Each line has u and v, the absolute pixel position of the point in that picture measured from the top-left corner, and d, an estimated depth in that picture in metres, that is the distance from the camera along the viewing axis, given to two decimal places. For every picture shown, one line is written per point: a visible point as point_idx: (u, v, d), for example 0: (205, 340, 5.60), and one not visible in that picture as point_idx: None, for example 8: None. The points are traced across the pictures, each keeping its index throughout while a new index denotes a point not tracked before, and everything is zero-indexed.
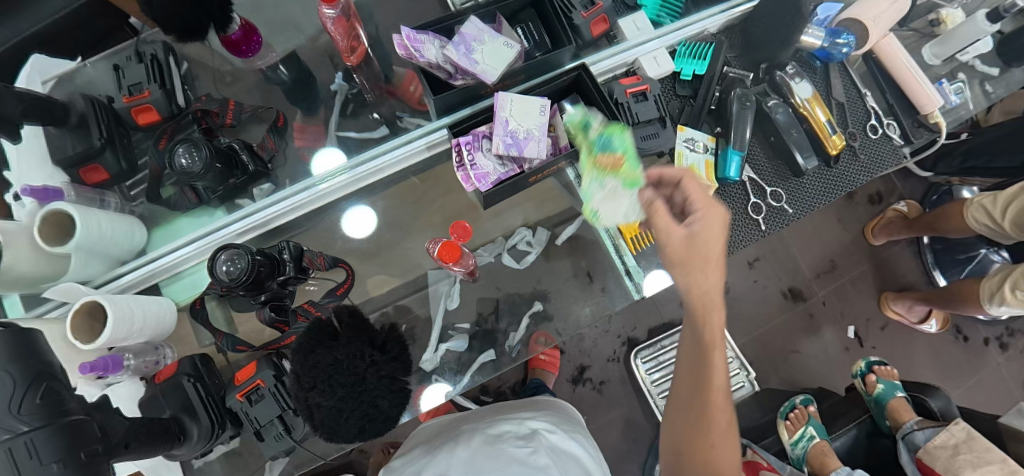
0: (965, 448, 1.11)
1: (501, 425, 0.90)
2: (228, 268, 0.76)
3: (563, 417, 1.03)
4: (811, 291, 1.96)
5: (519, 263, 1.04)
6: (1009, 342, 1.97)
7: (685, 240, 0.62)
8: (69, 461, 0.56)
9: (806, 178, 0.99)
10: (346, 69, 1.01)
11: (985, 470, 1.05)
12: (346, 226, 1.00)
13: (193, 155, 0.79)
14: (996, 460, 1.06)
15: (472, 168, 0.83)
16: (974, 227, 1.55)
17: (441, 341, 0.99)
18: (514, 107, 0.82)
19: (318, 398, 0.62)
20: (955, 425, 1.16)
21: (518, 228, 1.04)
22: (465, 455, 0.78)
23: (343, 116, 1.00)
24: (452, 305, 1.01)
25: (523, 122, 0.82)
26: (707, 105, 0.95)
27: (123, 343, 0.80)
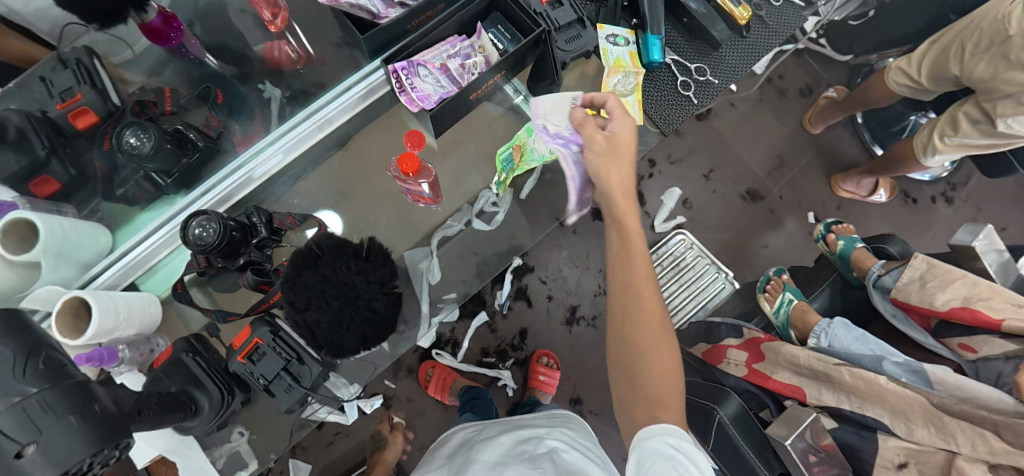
0: (930, 276, 1.15)
1: (513, 449, 0.95)
2: (201, 232, 0.78)
3: (574, 430, 1.06)
4: (766, 188, 2.07)
5: (490, 225, 1.08)
6: (953, 196, 2.13)
7: (608, 139, 0.83)
8: (86, 413, 0.56)
9: (724, 51, 1.07)
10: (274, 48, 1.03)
11: (953, 289, 1.11)
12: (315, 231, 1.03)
13: (142, 136, 0.80)
14: (959, 277, 1.12)
15: (413, 91, 0.89)
16: (896, 91, 1.67)
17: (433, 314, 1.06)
18: (547, 112, 0.90)
19: (316, 315, 0.65)
20: (916, 259, 1.20)
21: (481, 191, 1.07)
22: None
23: (284, 100, 1.04)
24: (434, 279, 1.04)
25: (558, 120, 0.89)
26: (619, 2, 1.01)
27: (114, 336, 0.81)
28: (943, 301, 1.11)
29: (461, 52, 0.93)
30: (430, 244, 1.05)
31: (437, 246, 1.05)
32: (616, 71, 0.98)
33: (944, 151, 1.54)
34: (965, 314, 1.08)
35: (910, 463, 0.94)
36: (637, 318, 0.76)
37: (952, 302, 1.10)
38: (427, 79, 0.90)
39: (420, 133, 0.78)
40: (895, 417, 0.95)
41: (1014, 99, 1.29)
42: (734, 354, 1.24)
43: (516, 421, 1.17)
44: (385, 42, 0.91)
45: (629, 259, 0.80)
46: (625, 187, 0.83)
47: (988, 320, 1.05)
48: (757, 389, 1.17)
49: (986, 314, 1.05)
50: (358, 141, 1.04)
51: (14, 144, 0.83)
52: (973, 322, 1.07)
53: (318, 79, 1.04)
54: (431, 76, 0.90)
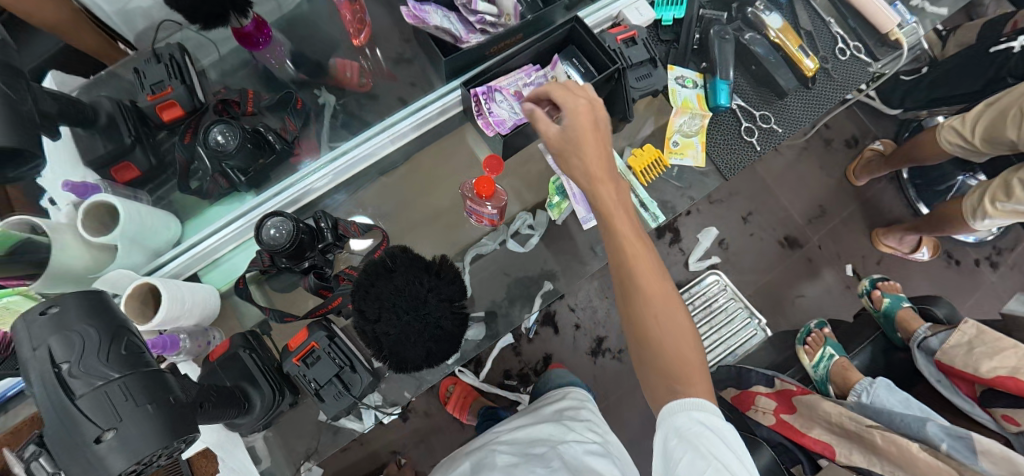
0: (979, 342, 1.10)
1: (525, 444, 0.96)
2: (276, 233, 0.81)
3: (588, 416, 1.07)
4: (805, 236, 2.04)
5: (524, 248, 1.07)
6: (998, 260, 2.07)
7: (560, 134, 0.80)
8: (162, 403, 0.58)
9: (789, 99, 1.07)
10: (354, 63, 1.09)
11: (999, 358, 1.05)
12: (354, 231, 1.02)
13: (229, 134, 0.84)
14: (1009, 346, 1.05)
15: (490, 115, 0.92)
16: (949, 151, 1.60)
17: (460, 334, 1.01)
18: None
19: (385, 326, 0.66)
20: (966, 323, 1.16)
21: (518, 213, 1.06)
22: (497, 473, 0.87)
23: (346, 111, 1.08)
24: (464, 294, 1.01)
25: None
26: (690, 45, 1.04)
27: (176, 324, 0.83)
28: (988, 368, 1.05)
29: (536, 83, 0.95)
30: (462, 260, 1.03)
31: (470, 262, 1.03)
32: (683, 112, 1.01)
33: (995, 216, 1.50)
34: (1007, 382, 1.01)
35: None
36: (641, 301, 0.74)
37: (999, 370, 1.03)
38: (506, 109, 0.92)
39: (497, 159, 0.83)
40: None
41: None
42: (763, 401, 1.28)
43: (531, 408, 1.18)
44: (463, 66, 0.95)
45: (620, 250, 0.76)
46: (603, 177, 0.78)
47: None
48: (792, 444, 1.21)
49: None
50: (422, 156, 1.07)
51: (104, 130, 0.88)
52: (1017, 393, 0.99)
53: (393, 96, 1.08)
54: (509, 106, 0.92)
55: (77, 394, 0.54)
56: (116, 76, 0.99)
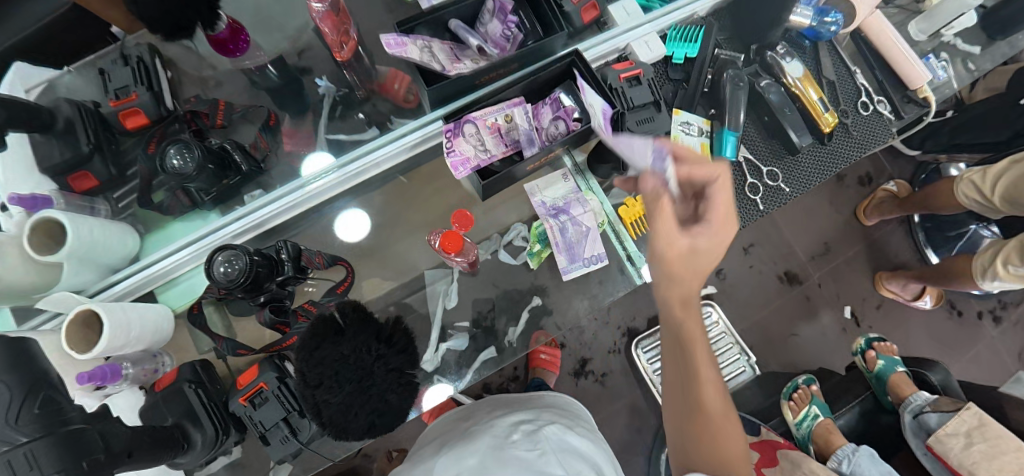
0: (978, 437, 1.03)
1: (506, 424, 0.85)
2: (225, 270, 0.75)
3: (566, 411, 0.98)
4: (806, 273, 1.91)
5: (517, 261, 1.00)
6: (1001, 315, 1.96)
7: (687, 250, 0.65)
8: (71, 470, 0.54)
9: (801, 156, 1.00)
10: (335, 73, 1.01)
11: (1001, 462, 0.98)
12: (341, 230, 0.99)
13: (185, 156, 0.79)
14: (1013, 449, 0.98)
15: (450, 154, 0.83)
16: (964, 203, 1.50)
17: (441, 341, 0.96)
18: (542, 189, 0.98)
19: (325, 395, 0.61)
20: (966, 411, 1.07)
21: (513, 225, 0.99)
22: (474, 457, 0.75)
23: (332, 118, 1.01)
24: (450, 304, 0.98)
25: (555, 196, 0.97)
26: (700, 88, 0.96)
27: (122, 352, 0.79)
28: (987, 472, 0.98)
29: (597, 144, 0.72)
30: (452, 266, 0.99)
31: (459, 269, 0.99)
32: None
33: (1004, 278, 1.41)
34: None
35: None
36: (699, 398, 0.64)
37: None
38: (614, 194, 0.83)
39: (467, 215, 0.85)
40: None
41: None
42: (746, 454, 1.23)
43: (505, 400, 1.07)
44: (451, 94, 0.87)
45: (683, 344, 0.67)
46: (681, 269, 0.66)
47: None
48: None
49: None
50: (400, 182, 1.01)
51: (60, 134, 0.84)
52: None
53: (387, 106, 1.01)
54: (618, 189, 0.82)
55: None
56: (86, 72, 0.95)
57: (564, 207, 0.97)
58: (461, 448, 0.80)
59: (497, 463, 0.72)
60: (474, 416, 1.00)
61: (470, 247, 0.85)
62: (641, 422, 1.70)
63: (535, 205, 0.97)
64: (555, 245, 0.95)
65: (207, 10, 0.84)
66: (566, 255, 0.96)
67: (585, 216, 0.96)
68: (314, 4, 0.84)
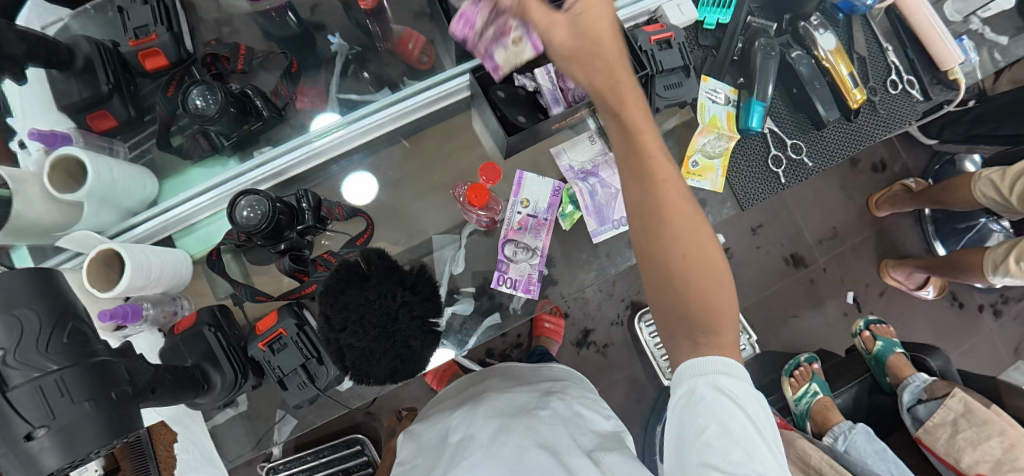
0: (965, 424, 1.05)
1: (523, 397, 0.85)
2: (248, 214, 0.75)
3: (579, 386, 0.98)
4: (813, 257, 1.92)
5: None
6: (1002, 309, 1.97)
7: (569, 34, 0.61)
8: (101, 400, 0.55)
9: (826, 131, 0.99)
10: (354, 27, 1.00)
11: (985, 447, 1.01)
12: (346, 191, 0.98)
13: (208, 97, 0.79)
14: (996, 433, 1.01)
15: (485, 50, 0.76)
16: (981, 202, 1.49)
17: (447, 304, 0.95)
18: (569, 152, 0.97)
19: (350, 339, 0.62)
20: (953, 397, 1.10)
21: None
22: (489, 426, 0.74)
23: (343, 78, 1.00)
24: (457, 270, 0.96)
25: (583, 160, 0.97)
26: (730, 56, 0.94)
27: (141, 293, 0.80)
28: (970, 462, 1.02)
29: (517, 201, 0.95)
30: (461, 232, 0.98)
31: (467, 234, 0.97)
32: (709, 130, 0.93)
33: (1014, 274, 1.41)
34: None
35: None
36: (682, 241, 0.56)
37: (982, 466, 1.01)
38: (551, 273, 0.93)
39: (495, 169, 0.83)
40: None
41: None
42: None
43: (515, 371, 1.06)
44: None
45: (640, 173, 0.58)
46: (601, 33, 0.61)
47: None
48: None
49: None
50: (418, 138, 1.00)
51: (80, 73, 0.82)
52: None
53: (397, 69, 1.00)
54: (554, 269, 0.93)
55: (12, 384, 0.52)
56: (102, 11, 0.91)
57: (592, 171, 0.97)
58: (474, 416, 0.80)
59: (512, 430, 0.72)
60: (485, 382, 1.00)
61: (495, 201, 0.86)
62: (641, 395, 1.72)
63: (562, 169, 0.97)
64: (586, 208, 0.95)
65: None
66: (595, 218, 0.96)
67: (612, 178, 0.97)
68: None
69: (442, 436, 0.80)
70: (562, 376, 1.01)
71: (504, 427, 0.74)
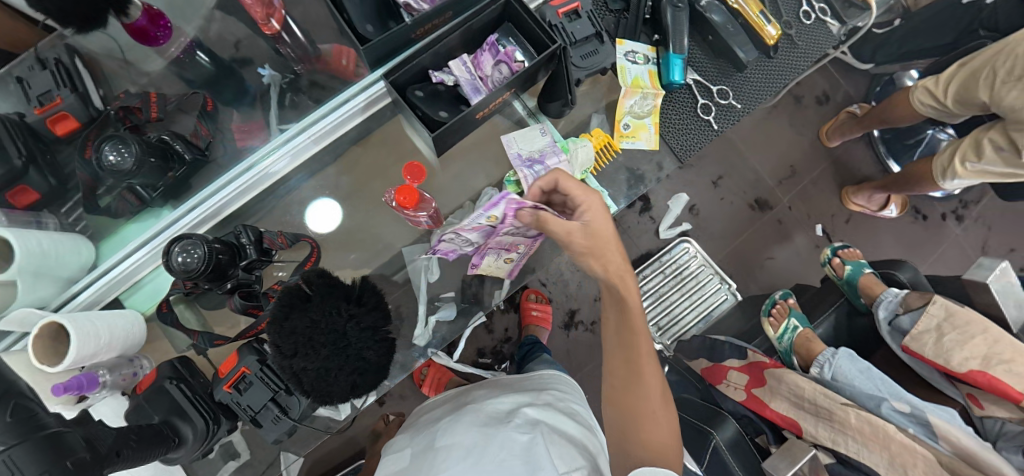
0: (948, 327, 1.02)
1: (506, 409, 0.83)
2: (184, 259, 0.74)
3: (566, 392, 0.94)
4: (776, 198, 1.94)
5: None
6: (964, 214, 2.00)
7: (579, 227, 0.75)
8: (57, 471, 0.54)
9: (749, 72, 1.01)
10: (274, 61, 1.02)
11: (972, 345, 0.98)
12: (310, 221, 0.99)
13: (122, 151, 0.78)
14: (978, 333, 0.99)
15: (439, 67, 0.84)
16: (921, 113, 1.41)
17: (430, 313, 0.99)
18: (518, 142, 0.93)
19: (303, 362, 0.62)
20: (933, 304, 1.07)
21: (484, 189, 0.98)
22: (467, 446, 0.72)
23: (282, 107, 1.01)
24: (433, 277, 0.99)
25: (533, 148, 0.92)
26: (642, 15, 0.95)
27: (95, 360, 0.78)
28: (960, 361, 0.98)
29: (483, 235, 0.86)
30: (431, 241, 0.99)
31: (435, 242, 0.99)
32: (633, 92, 0.94)
33: (963, 177, 1.29)
34: (981, 378, 0.96)
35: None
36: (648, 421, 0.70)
37: (970, 364, 0.97)
38: (490, 259, 0.94)
39: (420, 168, 0.78)
40: (893, 466, 0.90)
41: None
42: (734, 376, 1.20)
43: (504, 383, 1.03)
44: (388, 53, 0.84)
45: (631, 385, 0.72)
46: (618, 271, 0.76)
47: (1005, 388, 0.94)
48: (757, 417, 1.15)
49: (1004, 383, 0.94)
50: (352, 153, 1.00)
51: None
52: (989, 388, 0.95)
53: (323, 88, 1.01)
54: (497, 255, 0.94)
55: None
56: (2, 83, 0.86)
57: (539, 159, 0.92)
58: (453, 434, 0.77)
59: (484, 453, 0.69)
60: (473, 395, 0.97)
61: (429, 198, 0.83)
62: None
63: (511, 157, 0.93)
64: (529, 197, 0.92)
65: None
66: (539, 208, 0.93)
67: (562, 169, 0.91)
68: None
69: (420, 456, 0.78)
70: (548, 383, 0.97)
71: (480, 442, 0.73)
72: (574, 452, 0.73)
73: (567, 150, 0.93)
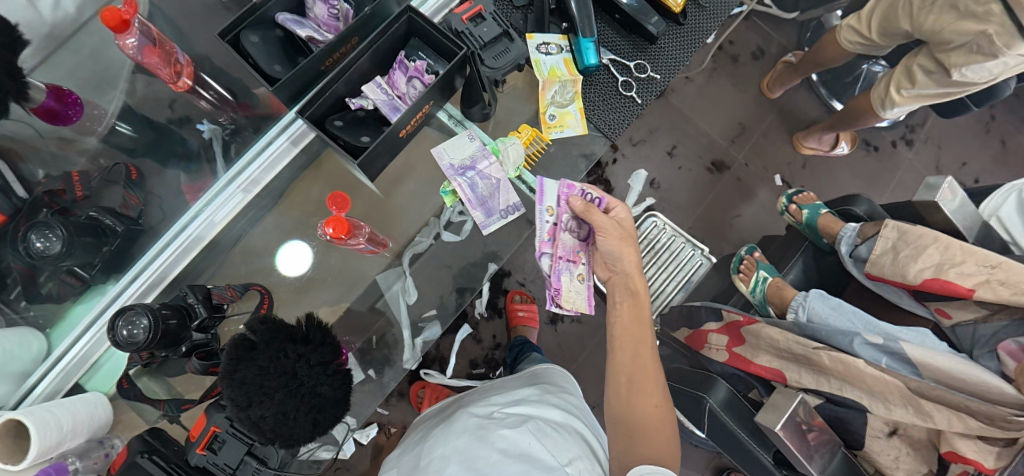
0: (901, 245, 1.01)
1: (494, 409, 0.82)
2: (130, 331, 0.73)
3: (554, 382, 0.93)
4: (731, 157, 1.95)
5: (461, 235, 1.02)
6: (913, 138, 2.01)
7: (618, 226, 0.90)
8: None
9: (662, 43, 1.04)
10: (210, 116, 1.04)
11: (924, 259, 0.96)
12: (282, 266, 0.99)
13: (49, 237, 0.79)
14: (930, 243, 0.96)
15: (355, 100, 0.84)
16: (851, 51, 1.35)
17: (416, 336, 1.04)
18: (449, 152, 0.97)
19: (259, 410, 0.61)
20: (886, 228, 1.05)
21: (445, 204, 1.01)
22: (460, 453, 0.71)
23: (224, 156, 1.02)
24: (411, 299, 1.02)
25: (464, 155, 0.97)
26: (547, 6, 0.96)
27: (62, 448, 0.76)
28: (915, 273, 0.97)
29: (544, 208, 0.96)
30: (402, 263, 1.02)
31: (409, 263, 1.02)
32: (552, 82, 0.97)
33: (902, 105, 1.22)
34: (936, 285, 0.95)
35: (900, 428, 0.88)
36: (647, 422, 0.73)
37: (924, 274, 0.96)
38: (565, 277, 0.97)
39: (345, 197, 0.84)
40: (873, 398, 0.84)
41: (966, 48, 1.02)
42: (715, 339, 1.14)
43: (497, 383, 1.01)
44: (301, 87, 0.84)
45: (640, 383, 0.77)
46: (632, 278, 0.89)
47: (953, 287, 0.93)
48: (745, 373, 1.07)
49: (954, 285, 0.93)
50: (290, 193, 0.99)
51: None
52: (942, 293, 0.95)
53: (249, 136, 1.02)
54: (570, 270, 0.97)
55: None
56: None
57: (470, 164, 0.97)
58: (443, 444, 0.76)
59: (477, 460, 0.68)
60: (463, 401, 0.96)
61: (356, 223, 0.86)
62: None
63: (444, 168, 0.97)
64: (468, 202, 0.97)
65: (12, 82, 0.82)
66: (482, 210, 0.98)
67: (494, 170, 0.98)
68: (127, 41, 0.81)
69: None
70: (533, 377, 0.96)
71: (472, 447, 0.71)
72: (567, 443, 0.73)
73: (497, 151, 0.98)
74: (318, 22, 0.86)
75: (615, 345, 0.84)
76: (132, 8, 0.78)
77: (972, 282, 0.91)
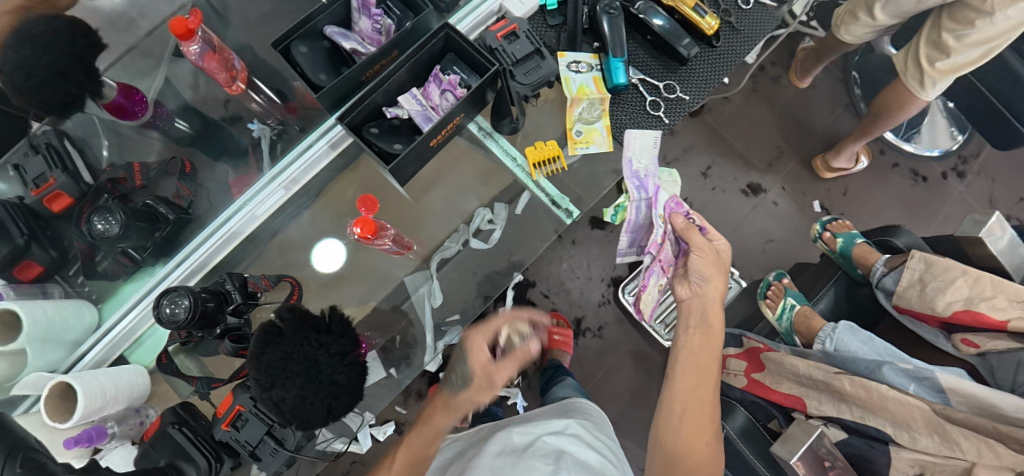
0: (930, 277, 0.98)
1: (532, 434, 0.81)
2: (172, 310, 0.79)
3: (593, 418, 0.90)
4: (766, 180, 1.90)
5: (488, 243, 1.07)
6: (965, 170, 1.91)
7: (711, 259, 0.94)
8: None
9: (693, 65, 1.04)
10: (258, 116, 1.12)
11: (953, 291, 0.93)
12: (317, 261, 1.05)
13: (110, 220, 0.86)
14: (958, 275, 0.94)
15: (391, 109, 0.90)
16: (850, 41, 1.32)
17: (438, 340, 1.06)
18: (636, 144, 1.03)
19: (281, 392, 0.65)
20: (912, 259, 1.03)
21: (476, 210, 1.06)
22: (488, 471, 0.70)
23: (268, 154, 1.10)
24: (436, 302, 1.05)
25: (643, 159, 1.05)
26: (580, 25, 0.99)
27: (103, 413, 0.83)
28: (944, 304, 0.94)
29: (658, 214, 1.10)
30: (429, 266, 1.06)
31: (436, 267, 1.06)
32: (580, 99, 0.99)
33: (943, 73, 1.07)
34: (968, 317, 0.92)
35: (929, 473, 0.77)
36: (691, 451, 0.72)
37: (955, 304, 0.93)
38: (655, 275, 1.15)
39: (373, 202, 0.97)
40: (896, 427, 0.80)
41: None
42: (733, 364, 1.11)
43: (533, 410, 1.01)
44: (341, 95, 0.90)
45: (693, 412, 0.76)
46: (712, 311, 0.88)
47: (984, 319, 0.89)
48: (765, 402, 1.01)
49: (988, 317, 0.89)
50: (325, 192, 1.05)
51: None
52: (975, 326, 0.91)
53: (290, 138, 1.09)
54: (659, 273, 1.14)
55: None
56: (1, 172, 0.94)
57: (644, 175, 1.07)
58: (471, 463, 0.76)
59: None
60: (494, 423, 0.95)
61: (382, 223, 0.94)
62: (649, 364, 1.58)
63: (623, 161, 1.03)
64: (627, 226, 1.15)
65: (89, 81, 0.91)
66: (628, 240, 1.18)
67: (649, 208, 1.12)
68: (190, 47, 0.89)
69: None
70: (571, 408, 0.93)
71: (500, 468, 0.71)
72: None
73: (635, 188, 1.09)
74: (362, 35, 0.92)
75: (684, 365, 0.83)
76: (197, 18, 0.86)
77: (1006, 314, 0.87)
